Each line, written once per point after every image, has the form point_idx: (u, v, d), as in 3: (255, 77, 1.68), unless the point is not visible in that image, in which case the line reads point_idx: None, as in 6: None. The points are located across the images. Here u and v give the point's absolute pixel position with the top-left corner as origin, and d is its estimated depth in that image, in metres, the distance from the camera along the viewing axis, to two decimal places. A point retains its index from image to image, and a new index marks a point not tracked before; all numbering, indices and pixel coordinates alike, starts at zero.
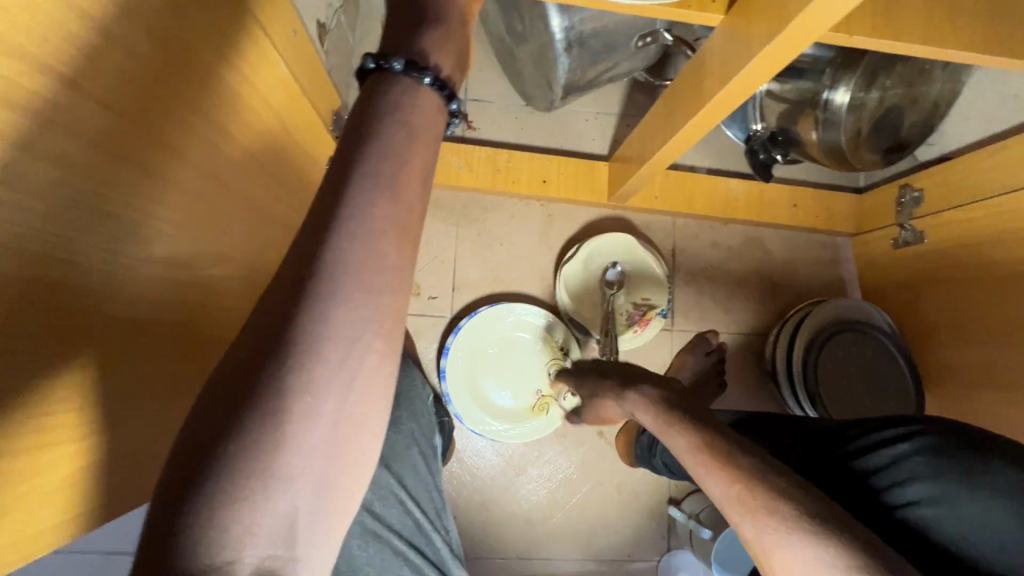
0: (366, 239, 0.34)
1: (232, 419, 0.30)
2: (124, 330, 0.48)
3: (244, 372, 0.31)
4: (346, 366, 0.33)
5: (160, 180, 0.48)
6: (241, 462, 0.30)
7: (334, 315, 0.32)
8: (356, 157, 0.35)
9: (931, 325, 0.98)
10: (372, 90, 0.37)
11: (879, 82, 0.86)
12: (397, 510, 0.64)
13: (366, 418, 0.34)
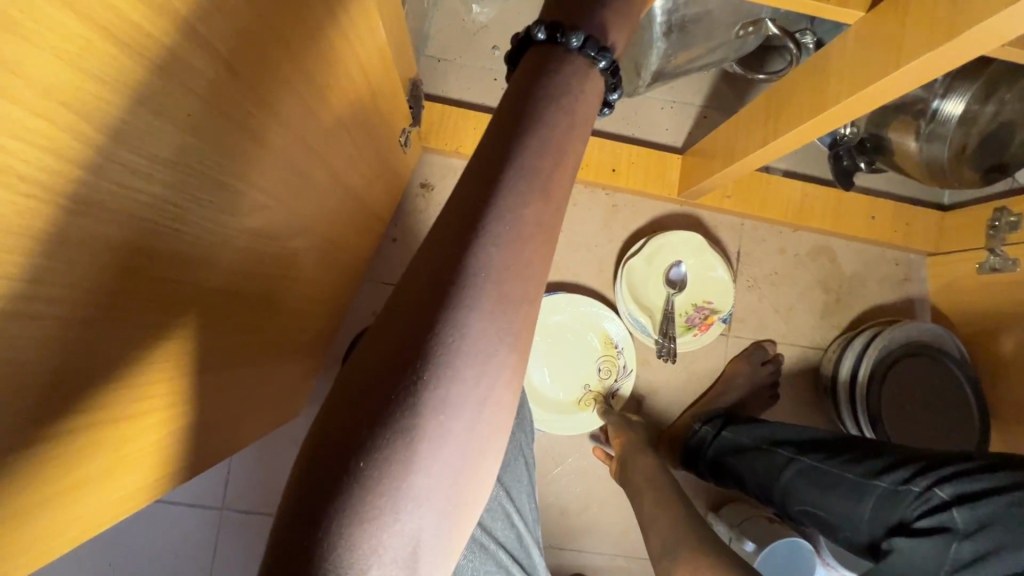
0: (513, 241, 0.31)
1: (365, 429, 0.28)
2: (214, 299, 0.46)
3: (379, 378, 0.29)
4: (482, 381, 0.30)
5: (263, 148, 0.46)
6: (372, 481, 0.27)
7: (478, 321, 0.30)
8: (514, 148, 0.33)
9: (1008, 360, 0.94)
10: (539, 68, 0.35)
11: (998, 95, 0.80)
12: (504, 522, 0.64)
13: (492, 438, 0.31)
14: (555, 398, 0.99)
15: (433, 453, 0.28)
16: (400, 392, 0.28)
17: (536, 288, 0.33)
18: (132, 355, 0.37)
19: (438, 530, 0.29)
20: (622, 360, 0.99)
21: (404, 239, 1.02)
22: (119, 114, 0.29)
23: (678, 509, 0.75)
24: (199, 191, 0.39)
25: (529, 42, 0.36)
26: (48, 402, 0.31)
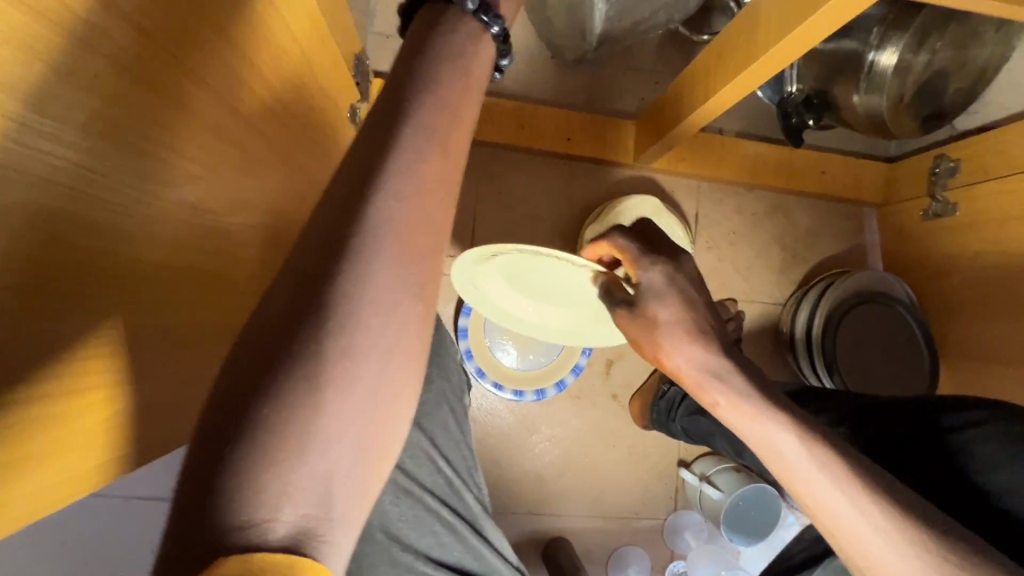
0: (412, 196, 0.33)
1: (265, 376, 0.29)
2: (155, 277, 0.45)
3: (277, 327, 0.30)
4: (387, 329, 0.31)
5: (187, 115, 0.45)
6: (274, 425, 0.28)
7: (378, 270, 0.31)
8: (408, 105, 0.34)
9: (955, 300, 0.98)
10: (426, 26, 0.37)
11: (930, 43, 0.82)
12: (428, 467, 0.63)
13: (405, 384, 0.33)
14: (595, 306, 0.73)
15: (340, 397, 0.30)
16: (299, 341, 0.29)
17: (438, 239, 0.34)
18: (72, 324, 0.37)
19: (350, 474, 0.30)
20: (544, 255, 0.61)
21: None
22: (16, 72, 0.29)
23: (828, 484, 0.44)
24: (121, 158, 0.38)
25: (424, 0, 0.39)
26: None
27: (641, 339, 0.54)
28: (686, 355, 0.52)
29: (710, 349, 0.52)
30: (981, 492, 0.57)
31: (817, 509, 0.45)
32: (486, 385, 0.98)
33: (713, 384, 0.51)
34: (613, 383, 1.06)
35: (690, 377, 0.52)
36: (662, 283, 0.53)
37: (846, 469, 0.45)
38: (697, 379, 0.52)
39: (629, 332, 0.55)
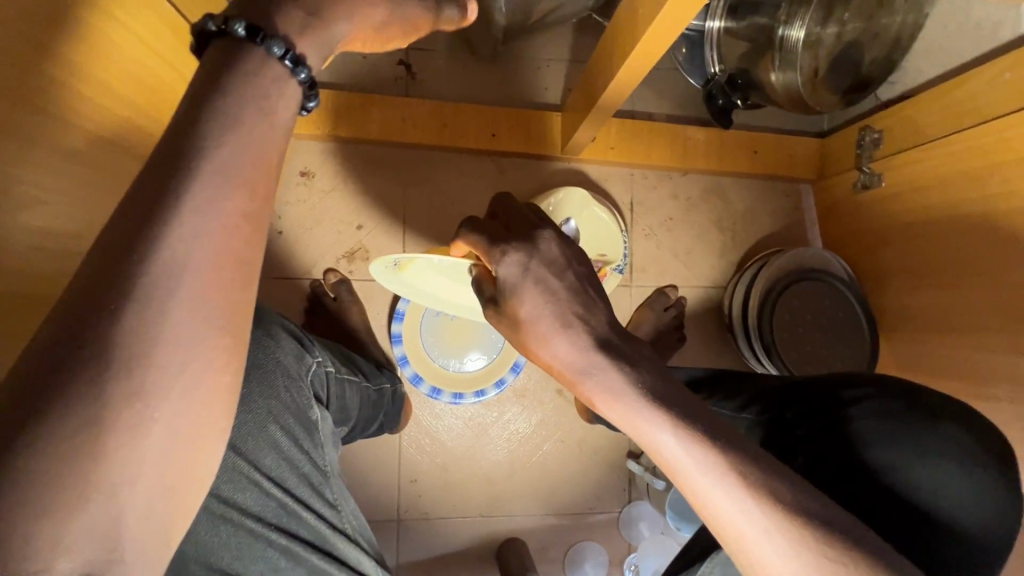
0: (208, 240, 0.35)
1: (35, 425, 0.30)
2: (13, 310, 0.44)
3: (46, 374, 0.30)
4: (183, 373, 0.34)
5: (23, 141, 0.43)
6: (53, 470, 0.30)
7: (173, 314, 0.34)
8: (208, 145, 0.36)
9: (890, 270, 0.96)
10: (225, 61, 0.38)
11: (836, 16, 0.82)
12: (252, 491, 0.51)
13: (207, 424, 0.36)
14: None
15: (134, 437, 0.32)
16: (78, 387, 0.31)
17: (245, 280, 0.37)
18: None
19: (148, 504, 0.33)
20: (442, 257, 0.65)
21: (290, 230, 0.99)
22: None
23: (714, 483, 0.43)
24: None
25: (230, 35, 0.39)
26: None
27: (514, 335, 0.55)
28: (555, 350, 0.52)
29: (578, 344, 0.51)
30: (872, 471, 0.58)
31: (700, 507, 0.45)
32: (423, 391, 0.99)
33: (586, 380, 0.50)
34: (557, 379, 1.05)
35: (564, 372, 0.52)
36: (513, 274, 0.53)
37: (728, 466, 0.43)
38: (570, 375, 0.51)
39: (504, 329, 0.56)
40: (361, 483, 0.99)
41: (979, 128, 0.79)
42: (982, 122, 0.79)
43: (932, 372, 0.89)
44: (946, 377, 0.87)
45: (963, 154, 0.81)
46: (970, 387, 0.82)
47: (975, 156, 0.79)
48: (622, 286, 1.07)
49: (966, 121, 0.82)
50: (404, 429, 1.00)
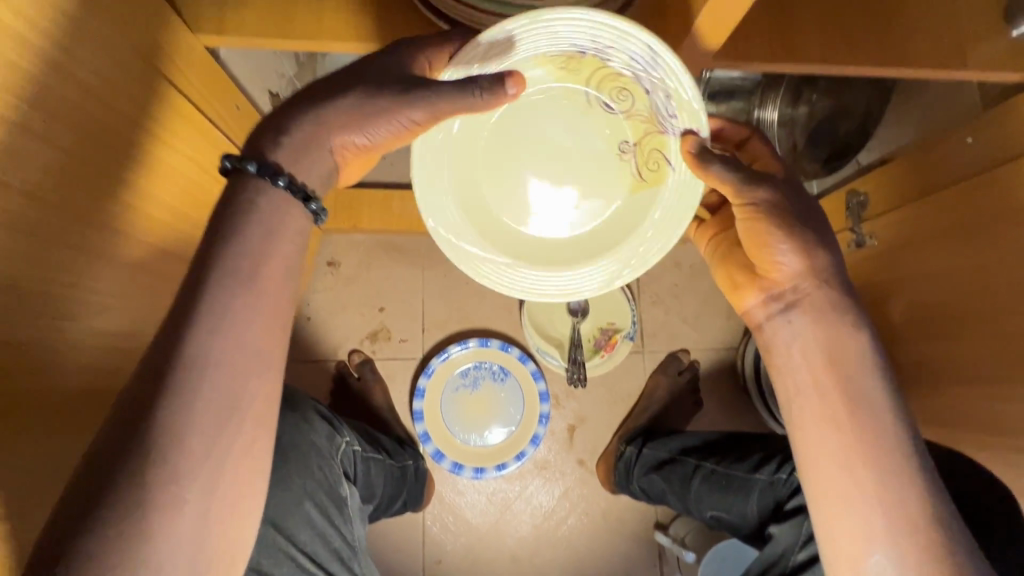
0: (226, 335, 0.39)
1: (94, 520, 0.34)
2: (76, 405, 0.49)
3: (101, 475, 0.35)
4: (212, 453, 0.38)
5: (104, 259, 0.52)
6: (101, 558, 0.33)
7: (205, 409, 0.38)
8: (223, 253, 0.41)
9: (895, 325, 0.97)
10: (233, 191, 0.43)
11: (805, 97, 0.91)
12: (288, 569, 0.53)
13: (238, 496, 0.40)
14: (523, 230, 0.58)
15: (175, 523, 0.36)
16: (124, 476, 0.35)
17: (272, 376, 0.42)
18: None
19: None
20: (673, 114, 0.50)
21: (317, 316, 1.06)
22: None
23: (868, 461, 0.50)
24: (33, 307, 0.43)
25: (243, 172, 0.43)
26: None
27: (776, 238, 0.52)
28: (755, 297, 0.58)
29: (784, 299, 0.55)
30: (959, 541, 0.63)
31: (815, 471, 0.52)
32: (445, 466, 1.01)
33: (787, 327, 0.55)
34: (578, 448, 1.05)
35: (755, 315, 0.58)
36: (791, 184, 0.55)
37: (867, 456, 0.50)
38: (766, 319, 0.57)
39: (773, 225, 0.52)
40: (386, 565, 0.98)
41: (961, 185, 0.82)
42: (967, 176, 0.83)
43: (950, 425, 0.88)
44: (967, 431, 0.85)
45: (946, 204, 0.85)
46: (989, 439, 0.80)
47: (961, 206, 0.82)
48: (634, 352, 1.09)
49: (954, 174, 0.85)
50: (427, 506, 1.00)
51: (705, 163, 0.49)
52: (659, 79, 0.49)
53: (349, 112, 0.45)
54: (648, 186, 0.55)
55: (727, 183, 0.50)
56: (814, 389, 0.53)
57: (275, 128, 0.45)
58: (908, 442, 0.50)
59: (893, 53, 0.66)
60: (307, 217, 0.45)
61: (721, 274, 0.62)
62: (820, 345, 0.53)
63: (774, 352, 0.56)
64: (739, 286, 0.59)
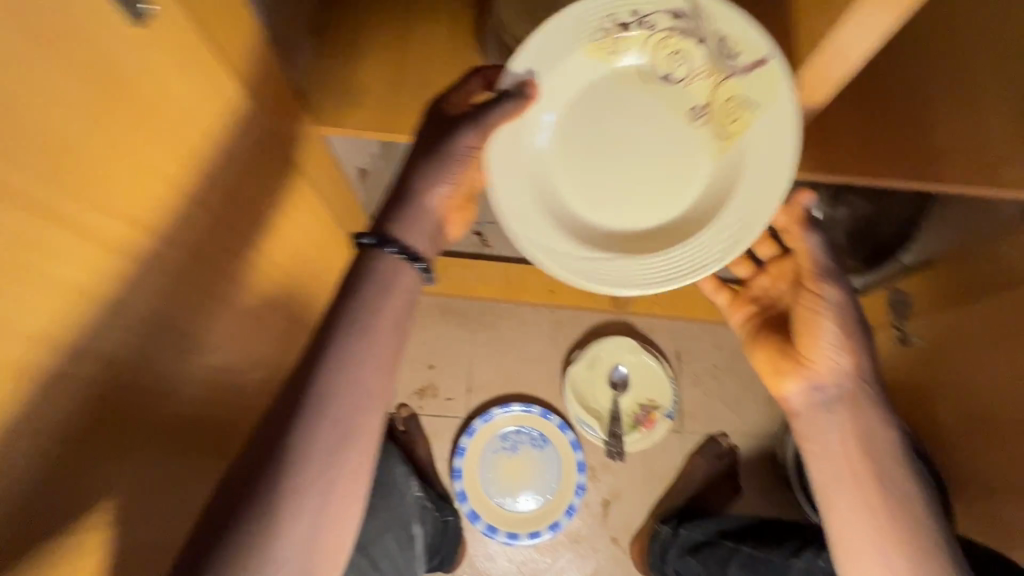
0: (346, 374, 0.47)
1: (236, 518, 0.41)
2: (184, 429, 0.57)
3: (245, 481, 0.42)
4: (326, 474, 0.44)
5: (229, 307, 0.60)
6: (239, 551, 0.40)
7: (325, 435, 0.45)
8: (349, 306, 0.49)
9: (947, 429, 0.95)
10: (358, 258, 0.52)
11: (844, 199, 0.98)
12: None
13: (342, 515, 0.46)
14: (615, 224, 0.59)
15: (293, 531, 0.43)
16: (260, 484, 0.42)
17: (376, 413, 0.48)
18: (98, 472, 0.45)
19: None
20: (732, 53, 0.52)
21: None
22: (114, 297, 0.43)
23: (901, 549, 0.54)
24: (171, 343, 0.51)
25: (363, 245, 0.52)
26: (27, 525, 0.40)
27: (830, 334, 0.59)
28: (794, 385, 0.62)
29: (824, 387, 0.60)
30: None
31: (854, 556, 0.56)
32: (479, 528, 1.03)
33: (826, 417, 0.60)
34: (612, 525, 1.05)
35: (797, 402, 0.62)
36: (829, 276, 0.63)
37: (903, 543, 0.55)
38: (808, 408, 0.61)
39: (831, 322, 0.59)
40: None
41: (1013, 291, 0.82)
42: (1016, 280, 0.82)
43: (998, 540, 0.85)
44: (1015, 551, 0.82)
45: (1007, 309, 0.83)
46: None
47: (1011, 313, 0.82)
48: (673, 432, 1.10)
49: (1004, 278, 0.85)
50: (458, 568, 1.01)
51: (803, 228, 0.59)
52: (709, 25, 0.52)
53: (438, 177, 0.54)
54: (731, 142, 0.55)
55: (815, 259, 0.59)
56: (849, 474, 0.59)
57: (395, 214, 0.54)
58: (936, 532, 0.55)
59: (931, 168, 0.71)
60: (419, 273, 0.53)
61: (757, 357, 0.67)
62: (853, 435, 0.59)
63: (811, 437, 0.61)
64: (777, 371, 0.64)
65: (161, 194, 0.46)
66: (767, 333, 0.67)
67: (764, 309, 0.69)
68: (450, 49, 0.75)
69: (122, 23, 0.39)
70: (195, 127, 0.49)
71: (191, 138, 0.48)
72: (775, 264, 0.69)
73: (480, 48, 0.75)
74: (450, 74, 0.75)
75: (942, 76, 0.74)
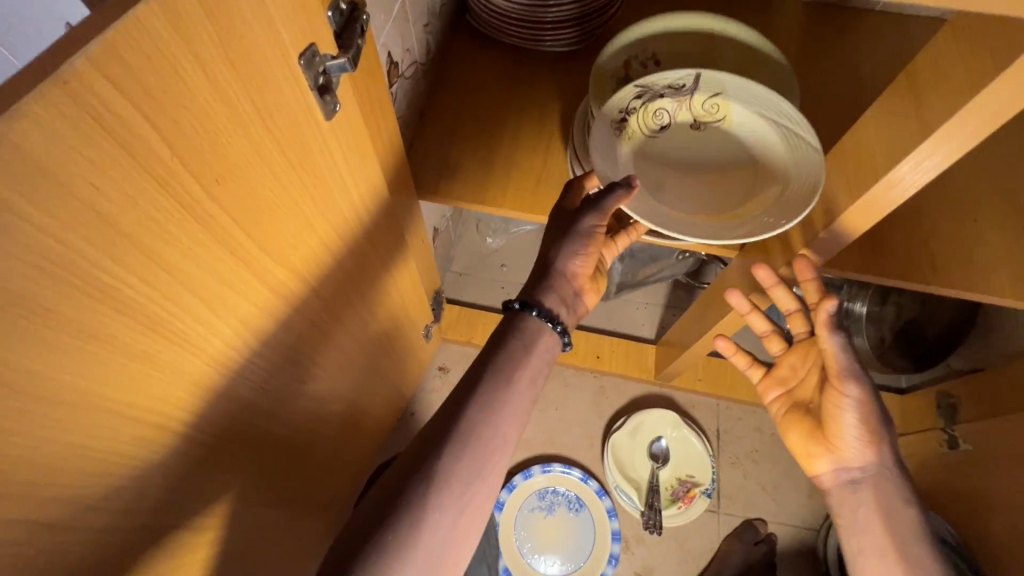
0: (490, 411, 0.60)
1: (397, 511, 0.53)
2: (272, 444, 0.63)
3: (406, 482, 0.55)
4: (465, 490, 0.57)
5: (333, 345, 0.68)
6: (397, 536, 0.52)
7: (468, 458, 0.58)
8: (496, 358, 0.63)
9: (995, 543, 0.92)
10: (507, 320, 0.66)
11: (891, 299, 1.04)
12: None
13: (469, 527, 0.57)
14: (736, 209, 0.70)
15: (434, 532, 0.54)
16: (417, 487, 0.55)
17: (505, 451, 0.61)
18: (209, 476, 0.53)
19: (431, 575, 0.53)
20: (682, 86, 0.72)
21: (421, 414, 1.22)
22: (261, 326, 0.51)
23: None
24: (286, 369, 0.59)
25: (509, 306, 0.67)
26: (154, 512, 0.46)
27: (854, 425, 0.63)
28: (826, 464, 0.66)
29: (857, 469, 0.65)
30: None
31: None
32: None
33: (856, 496, 0.65)
34: None
35: (829, 481, 0.66)
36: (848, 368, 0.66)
37: None
38: (839, 487, 0.66)
39: (852, 417, 0.62)
40: None
41: None
42: None
43: None
44: None
45: None
46: None
47: None
48: (709, 511, 1.10)
49: None
50: None
51: (827, 334, 0.60)
52: (653, 87, 0.73)
53: (570, 253, 0.67)
54: (730, 121, 0.73)
55: (838, 362, 0.61)
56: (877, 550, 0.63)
57: (541, 283, 0.68)
58: None
59: (977, 280, 0.76)
60: (559, 337, 0.67)
61: (788, 435, 0.70)
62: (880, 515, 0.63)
63: (840, 513, 0.66)
64: (808, 452, 0.68)
65: (312, 247, 0.55)
66: (795, 414, 0.70)
67: (790, 390, 0.73)
68: (538, 139, 0.87)
69: (322, 119, 0.49)
70: (344, 198, 0.58)
71: (342, 206, 0.58)
72: (802, 344, 0.72)
73: (563, 140, 0.87)
74: (537, 160, 0.86)
75: (989, 204, 0.80)
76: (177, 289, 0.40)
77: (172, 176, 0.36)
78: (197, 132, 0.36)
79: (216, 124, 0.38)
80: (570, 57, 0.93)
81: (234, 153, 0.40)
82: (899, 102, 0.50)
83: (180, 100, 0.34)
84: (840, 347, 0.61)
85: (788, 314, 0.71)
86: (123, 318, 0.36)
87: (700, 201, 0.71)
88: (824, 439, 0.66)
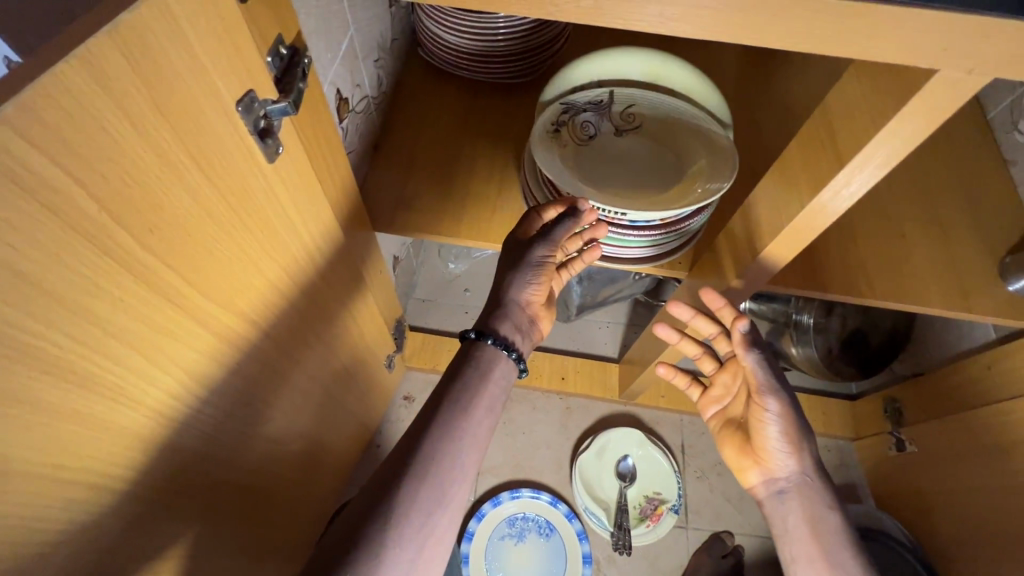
0: (445, 443, 0.60)
1: (352, 554, 0.51)
2: (226, 492, 0.61)
3: (361, 523, 0.54)
4: (421, 528, 0.55)
5: (289, 386, 0.67)
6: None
7: (423, 494, 0.57)
8: (451, 389, 0.64)
9: (949, 541, 0.95)
10: (463, 352, 0.67)
11: (836, 311, 1.08)
12: None
13: (426, 567, 0.55)
14: (667, 193, 0.76)
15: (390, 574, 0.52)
16: (373, 528, 0.53)
17: (463, 484, 0.60)
18: (155, 530, 0.51)
19: None
20: (600, 100, 0.82)
21: (386, 444, 1.20)
22: (207, 373, 0.50)
23: None
24: (237, 414, 0.58)
25: (464, 337, 0.67)
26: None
27: (775, 436, 0.66)
28: (755, 475, 0.69)
29: (784, 480, 0.67)
30: None
31: None
32: None
33: (783, 506, 0.67)
34: None
35: (761, 492, 0.69)
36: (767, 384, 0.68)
37: None
38: (769, 498, 0.68)
39: (772, 428, 0.65)
40: None
41: (999, 407, 0.87)
42: (1000, 400, 0.88)
43: None
44: None
45: (995, 427, 0.87)
46: None
47: (1000, 430, 0.86)
48: (678, 527, 1.12)
49: (986, 398, 0.91)
50: None
51: (743, 352, 0.62)
52: (575, 102, 0.81)
53: (524, 284, 0.68)
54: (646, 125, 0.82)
55: (756, 379, 0.63)
56: (807, 559, 0.64)
57: (496, 312, 0.68)
58: None
59: (906, 291, 0.80)
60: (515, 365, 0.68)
61: (724, 451, 0.73)
62: (808, 523, 0.65)
63: (772, 524, 0.68)
64: (740, 465, 0.71)
65: (260, 290, 0.54)
66: (729, 430, 0.73)
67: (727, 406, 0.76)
68: (491, 169, 0.89)
69: (264, 162, 0.49)
70: (293, 237, 0.58)
71: (291, 245, 0.58)
72: (731, 362, 0.75)
73: (517, 170, 0.89)
74: (491, 189, 0.88)
75: (912, 220, 0.86)
76: (111, 342, 0.39)
77: (100, 230, 0.35)
78: (128, 185, 0.36)
79: (150, 176, 0.37)
80: (520, 90, 0.96)
81: (172, 205, 0.40)
82: (814, 135, 0.53)
83: (108, 155, 0.34)
84: (758, 364, 0.63)
85: (712, 337, 0.73)
86: (46, 377, 0.35)
87: (635, 188, 0.77)
88: (751, 451, 0.69)
